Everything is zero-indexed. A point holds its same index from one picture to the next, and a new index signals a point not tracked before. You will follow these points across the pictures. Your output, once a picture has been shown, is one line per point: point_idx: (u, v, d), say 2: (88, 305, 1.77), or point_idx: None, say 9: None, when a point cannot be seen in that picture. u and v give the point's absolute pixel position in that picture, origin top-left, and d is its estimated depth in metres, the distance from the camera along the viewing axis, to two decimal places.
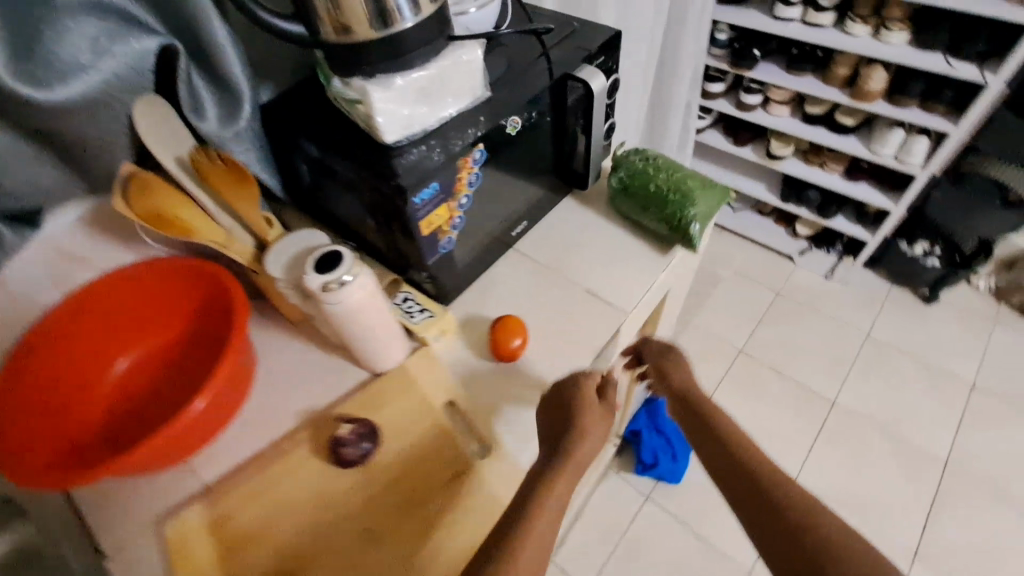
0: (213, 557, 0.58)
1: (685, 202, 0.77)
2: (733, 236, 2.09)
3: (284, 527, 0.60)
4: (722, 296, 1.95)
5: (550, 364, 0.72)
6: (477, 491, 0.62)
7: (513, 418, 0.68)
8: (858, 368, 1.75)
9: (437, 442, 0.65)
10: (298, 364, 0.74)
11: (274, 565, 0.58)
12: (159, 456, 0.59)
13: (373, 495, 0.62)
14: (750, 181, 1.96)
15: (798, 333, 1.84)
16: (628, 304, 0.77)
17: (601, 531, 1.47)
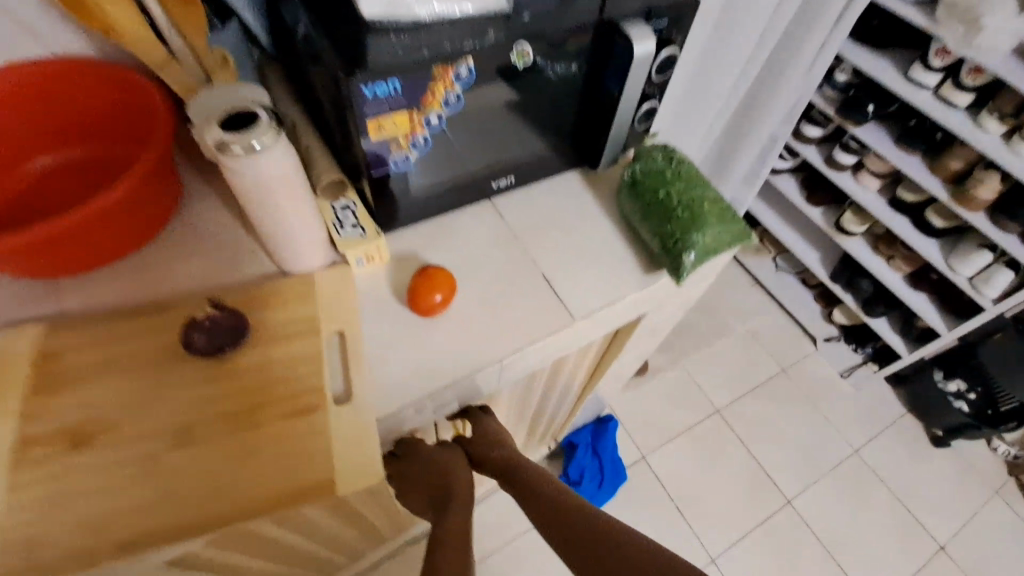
0: (17, 385, 0.52)
1: (692, 224, 0.65)
2: (764, 295, 1.93)
3: (101, 389, 0.53)
4: (724, 350, 1.82)
5: (463, 337, 0.63)
6: (315, 435, 0.52)
7: (395, 376, 0.59)
8: (830, 478, 1.60)
9: (304, 364, 0.56)
10: (214, 231, 0.66)
11: (70, 423, 0.51)
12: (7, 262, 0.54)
13: (207, 395, 0.53)
14: (806, 245, 1.77)
15: (784, 418, 1.70)
16: (578, 309, 0.67)
17: (497, 519, 1.45)
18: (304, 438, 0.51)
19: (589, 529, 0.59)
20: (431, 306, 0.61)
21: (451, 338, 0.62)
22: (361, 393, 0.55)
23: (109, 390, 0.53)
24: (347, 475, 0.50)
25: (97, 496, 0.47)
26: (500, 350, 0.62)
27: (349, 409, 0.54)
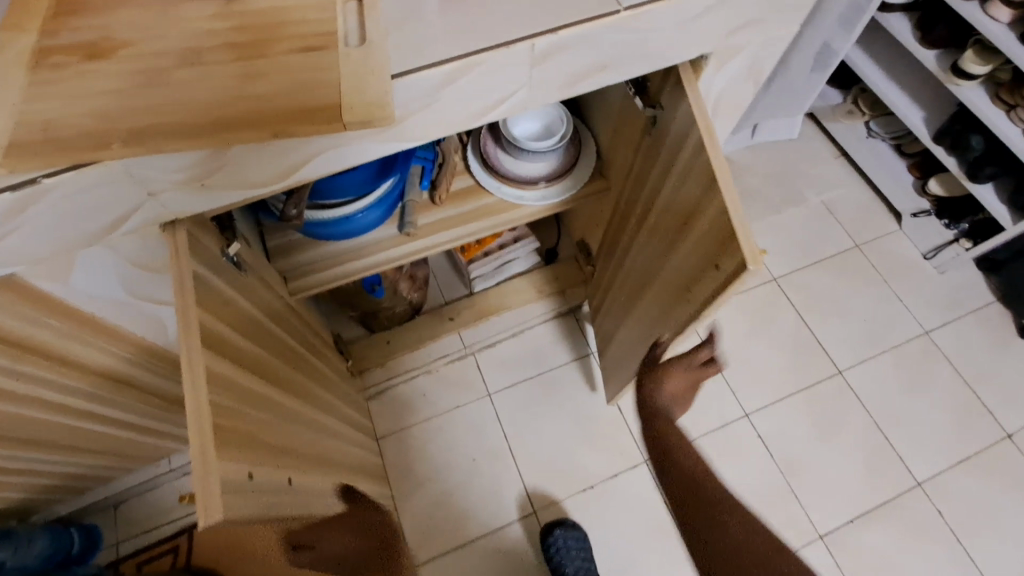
0: (40, 8, 0.51)
1: None
2: (847, 167, 1.71)
3: (117, 15, 0.50)
4: (792, 220, 1.66)
5: (489, 15, 0.55)
6: (319, 69, 0.48)
7: (409, 40, 0.53)
8: (891, 356, 1.48)
9: (310, 7, 0.51)
10: None
11: (83, 41, 0.49)
12: None
13: (212, 27, 0.50)
14: (910, 101, 1.52)
15: (849, 293, 1.56)
16: None
17: (527, 355, 1.44)
18: (308, 69, 0.48)
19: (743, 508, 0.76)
20: None
21: (477, 13, 0.55)
22: (376, 38, 0.50)
23: (124, 16, 0.51)
24: (354, 104, 0.47)
25: (105, 96, 0.46)
26: (528, 30, 0.55)
27: (360, 51, 0.49)
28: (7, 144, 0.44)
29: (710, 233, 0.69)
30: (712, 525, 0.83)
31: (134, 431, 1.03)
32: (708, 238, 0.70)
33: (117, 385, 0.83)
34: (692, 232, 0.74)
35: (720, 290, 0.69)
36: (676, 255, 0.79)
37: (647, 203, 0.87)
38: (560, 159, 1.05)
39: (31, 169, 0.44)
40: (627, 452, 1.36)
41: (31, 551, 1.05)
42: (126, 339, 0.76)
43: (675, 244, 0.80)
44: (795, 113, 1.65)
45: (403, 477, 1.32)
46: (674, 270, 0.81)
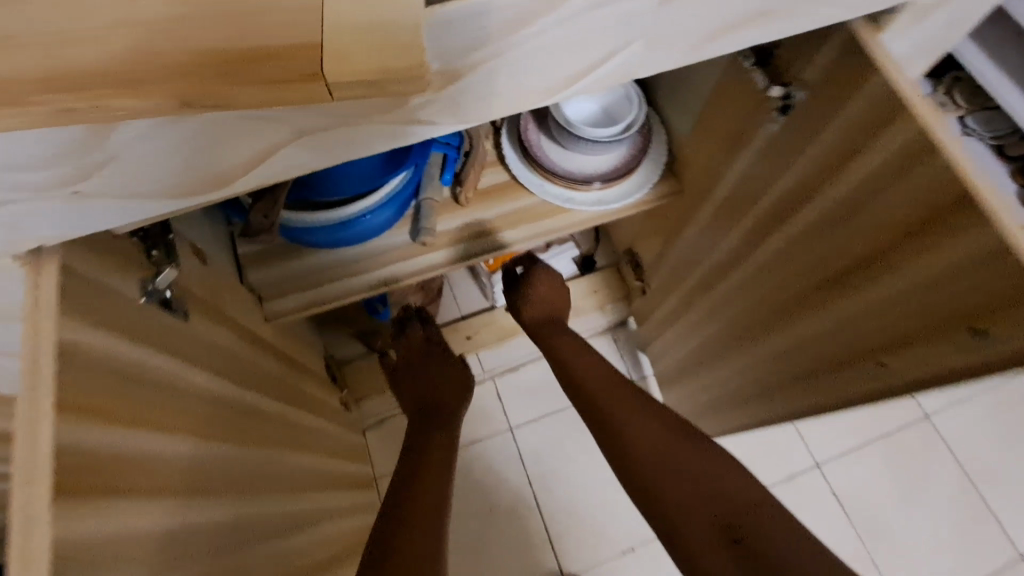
0: None
1: None
2: None
3: None
4: None
5: None
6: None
7: None
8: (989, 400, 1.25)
9: None
10: None
11: None
12: None
13: None
14: None
15: None
16: None
17: None
18: None
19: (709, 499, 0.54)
20: None
21: None
22: None
23: None
24: None
25: None
26: None
27: None
28: None
29: (958, 280, 0.45)
30: (637, 448, 0.63)
31: None
32: (953, 287, 0.45)
33: None
34: (905, 271, 0.48)
35: (971, 367, 0.47)
36: (854, 296, 0.55)
37: (774, 211, 0.62)
38: (624, 153, 0.81)
39: None
40: None
41: None
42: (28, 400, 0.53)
43: (849, 281, 0.54)
44: None
45: None
46: (861, 319, 0.55)
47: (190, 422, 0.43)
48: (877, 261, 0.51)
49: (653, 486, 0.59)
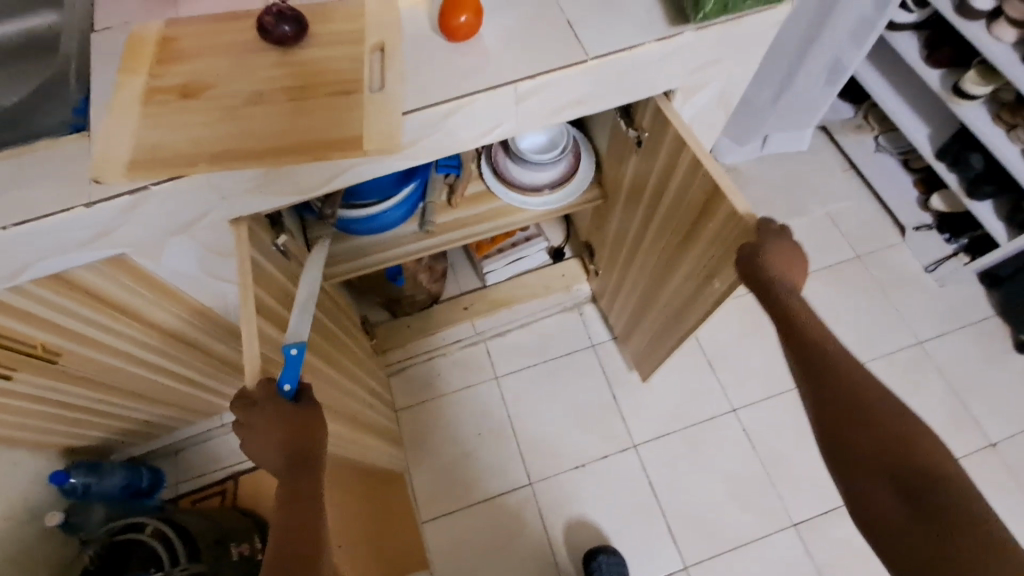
0: (146, 57, 0.68)
1: None
2: (856, 178, 1.77)
3: (202, 63, 0.67)
4: (797, 228, 1.73)
5: (480, 61, 0.69)
6: (349, 109, 0.64)
7: (421, 81, 0.68)
8: (883, 362, 1.55)
9: (348, 60, 0.67)
10: None
11: (177, 83, 0.66)
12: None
13: (273, 73, 0.66)
14: (914, 117, 1.57)
15: (846, 301, 1.63)
16: (594, 48, 0.70)
17: (536, 344, 1.58)
18: (340, 109, 0.64)
19: (864, 459, 0.67)
20: (455, 22, 0.68)
21: (475, 59, 0.69)
22: (393, 85, 0.65)
23: (207, 65, 0.67)
24: (373, 138, 0.62)
25: (196, 128, 0.63)
26: (514, 76, 0.69)
27: (382, 97, 0.65)
28: (127, 163, 0.61)
29: (724, 228, 0.78)
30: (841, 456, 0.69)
31: (192, 387, 1.22)
32: (723, 231, 0.78)
33: (178, 344, 1.02)
34: (707, 223, 0.82)
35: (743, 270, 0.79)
36: (694, 243, 0.88)
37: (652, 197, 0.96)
38: (563, 169, 1.19)
39: (144, 180, 0.61)
40: (620, 437, 1.49)
41: (111, 481, 1.27)
42: (188, 307, 0.93)
43: (690, 236, 0.88)
44: (804, 126, 1.73)
45: (420, 445, 1.48)
46: (706, 252, 0.86)
47: (279, 313, 0.80)
48: (699, 219, 0.84)
49: (856, 457, 0.67)
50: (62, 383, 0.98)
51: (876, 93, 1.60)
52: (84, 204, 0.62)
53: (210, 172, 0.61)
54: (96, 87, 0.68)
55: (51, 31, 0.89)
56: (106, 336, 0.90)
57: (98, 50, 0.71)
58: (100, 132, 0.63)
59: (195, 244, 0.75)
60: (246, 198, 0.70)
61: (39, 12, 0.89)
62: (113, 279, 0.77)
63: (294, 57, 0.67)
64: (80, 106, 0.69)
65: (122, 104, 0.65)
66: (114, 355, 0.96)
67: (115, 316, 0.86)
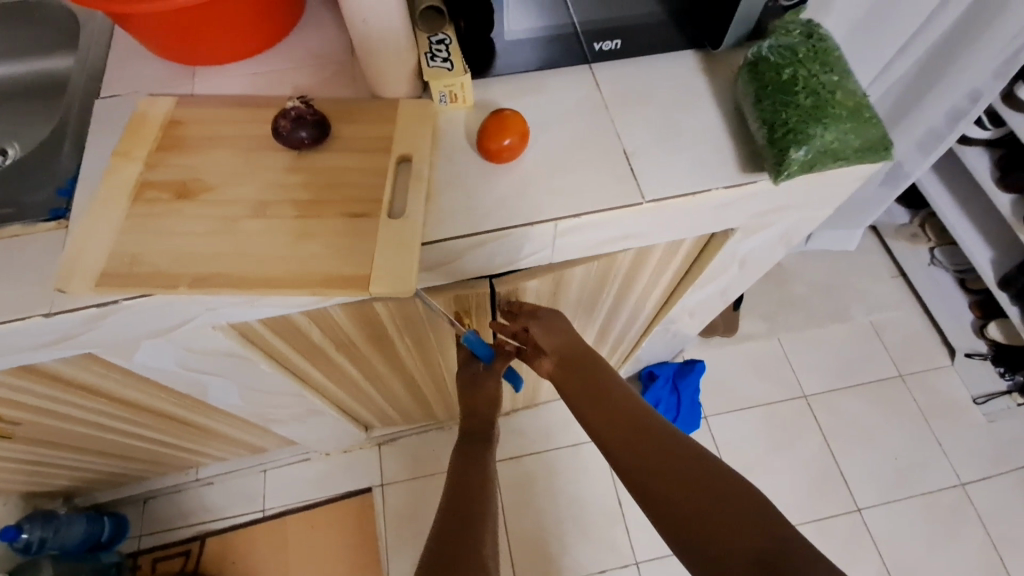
0: (147, 141, 0.61)
1: (810, 114, 0.55)
2: (905, 288, 1.64)
3: (206, 155, 0.60)
4: (836, 335, 1.61)
5: (519, 188, 0.61)
6: (361, 236, 0.55)
7: (449, 206, 0.60)
8: (919, 501, 1.41)
9: (369, 174, 0.59)
10: (319, 47, 0.70)
11: (175, 179, 0.58)
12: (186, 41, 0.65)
13: (285, 180, 0.58)
14: (976, 237, 1.45)
15: (884, 425, 1.49)
16: (650, 189, 0.61)
17: (541, 429, 1.47)
18: (350, 236, 0.55)
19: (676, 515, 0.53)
20: (497, 142, 0.59)
21: (512, 186, 0.61)
22: (413, 211, 0.57)
23: (210, 158, 0.60)
24: (382, 277, 0.53)
25: (185, 242, 0.54)
26: (554, 211, 0.60)
27: (399, 223, 0.56)
28: (98, 275, 0.53)
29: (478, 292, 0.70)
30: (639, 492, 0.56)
31: (165, 447, 1.13)
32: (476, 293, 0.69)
33: (155, 416, 0.94)
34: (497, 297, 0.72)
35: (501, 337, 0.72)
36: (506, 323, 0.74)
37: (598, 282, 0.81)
38: None
39: (113, 295, 0.53)
40: (619, 548, 1.36)
41: (71, 532, 1.19)
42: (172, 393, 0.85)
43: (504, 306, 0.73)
44: (855, 227, 1.61)
45: (405, 526, 1.36)
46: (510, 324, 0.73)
47: None
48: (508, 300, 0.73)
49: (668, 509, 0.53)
50: (23, 445, 0.90)
51: (938, 205, 1.49)
52: (43, 313, 0.54)
53: (193, 294, 0.53)
54: (87, 170, 0.61)
55: (65, 75, 0.83)
56: (71, 410, 0.82)
57: (100, 122, 0.64)
58: (79, 229, 0.55)
59: (173, 346, 0.66)
60: (237, 312, 0.61)
61: (56, 55, 0.83)
62: (80, 367, 0.69)
63: (306, 163, 0.59)
64: (67, 186, 0.62)
65: (108, 197, 0.57)
66: (86, 424, 0.88)
67: (82, 395, 0.78)
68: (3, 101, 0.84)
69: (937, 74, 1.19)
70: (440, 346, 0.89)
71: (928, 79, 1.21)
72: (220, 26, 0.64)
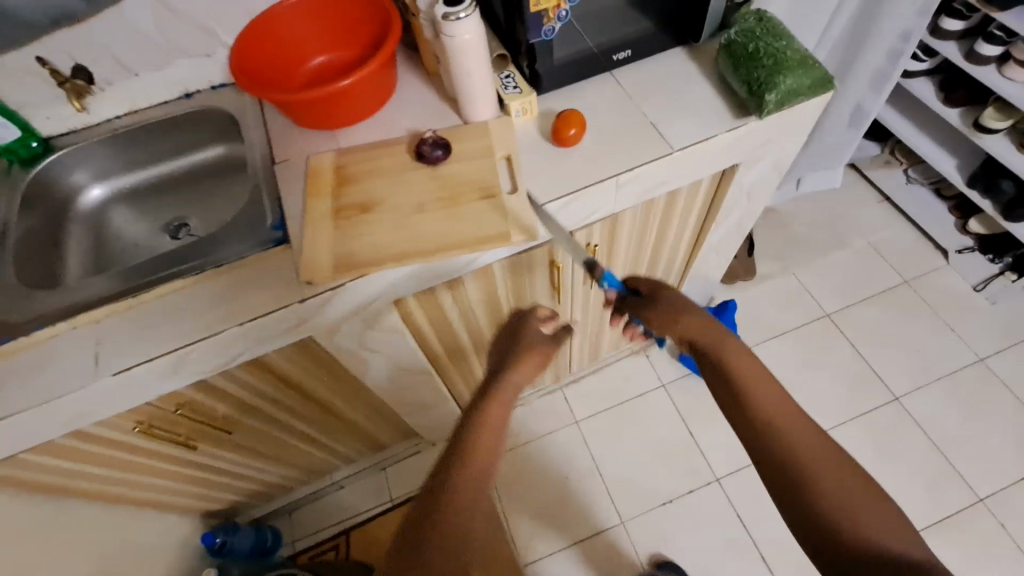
0: (326, 180, 0.88)
1: (774, 70, 0.81)
2: (891, 209, 1.89)
3: (371, 181, 0.86)
4: (842, 260, 1.84)
5: (587, 160, 0.87)
6: (496, 210, 0.82)
7: (543, 182, 0.86)
8: (947, 382, 1.62)
9: (486, 170, 0.85)
10: (417, 99, 0.98)
11: (357, 200, 0.85)
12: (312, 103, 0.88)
13: (430, 185, 0.85)
14: (940, 150, 1.71)
15: (901, 325, 1.71)
16: (678, 144, 0.87)
17: (609, 389, 1.70)
18: (489, 210, 0.81)
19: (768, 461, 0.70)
20: (567, 133, 0.86)
21: (581, 161, 0.87)
22: (525, 188, 0.84)
23: (374, 183, 0.86)
24: (520, 231, 0.79)
25: (380, 238, 0.81)
26: (615, 171, 0.86)
27: (518, 197, 0.83)
28: (332, 267, 0.79)
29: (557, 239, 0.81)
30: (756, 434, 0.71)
31: (316, 449, 1.36)
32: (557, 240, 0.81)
33: (321, 413, 1.18)
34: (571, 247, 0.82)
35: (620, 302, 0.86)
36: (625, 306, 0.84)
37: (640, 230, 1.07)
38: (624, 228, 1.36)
39: (344, 278, 0.78)
40: (700, 471, 1.57)
41: (246, 534, 1.43)
42: (345, 389, 1.09)
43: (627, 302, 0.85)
44: (835, 165, 1.86)
45: (515, 490, 1.58)
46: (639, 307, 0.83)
47: None
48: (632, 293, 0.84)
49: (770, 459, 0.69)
50: (226, 451, 1.14)
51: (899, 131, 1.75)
52: (297, 300, 0.79)
53: (395, 268, 0.79)
54: (290, 209, 0.87)
55: (223, 159, 1.11)
56: (270, 407, 1.06)
57: (285, 177, 0.91)
58: (305, 244, 0.81)
59: (361, 328, 0.90)
60: (411, 288, 0.87)
61: (213, 146, 1.11)
62: (293, 360, 0.93)
63: (440, 172, 0.85)
64: (277, 223, 0.88)
65: (316, 222, 0.83)
66: (273, 423, 1.12)
67: (283, 390, 1.01)
68: (177, 188, 1.11)
69: (870, 24, 1.46)
70: (529, 303, 1.14)
71: (865, 29, 1.48)
72: (342, 98, 0.90)
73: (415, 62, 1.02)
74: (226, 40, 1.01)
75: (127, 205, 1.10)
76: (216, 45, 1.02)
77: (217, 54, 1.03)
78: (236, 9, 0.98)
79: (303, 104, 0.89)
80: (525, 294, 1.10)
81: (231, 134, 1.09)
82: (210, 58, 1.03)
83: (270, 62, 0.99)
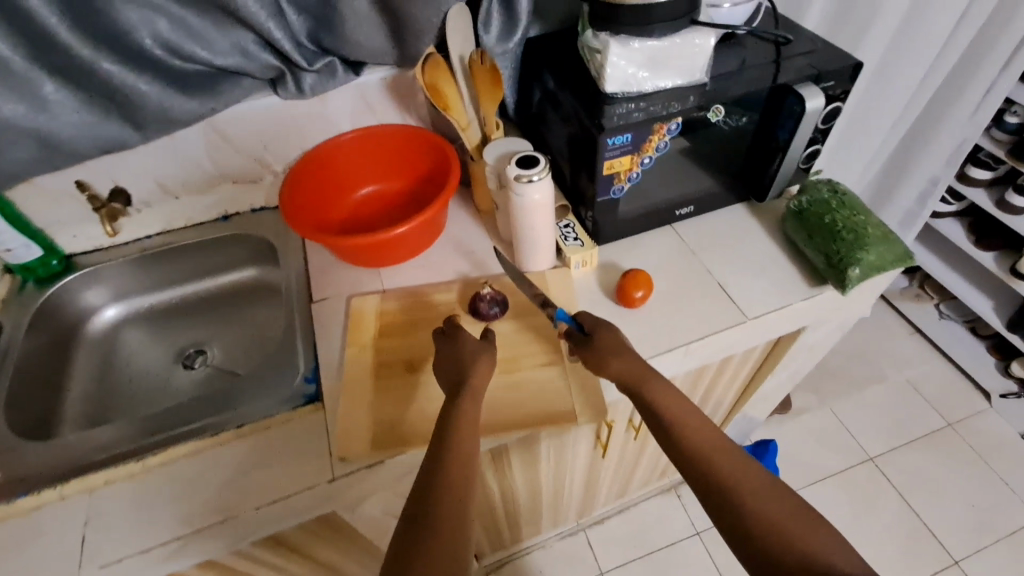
0: (369, 328, 0.81)
1: (856, 245, 0.77)
2: (926, 344, 1.83)
3: (419, 334, 0.79)
4: (879, 396, 1.75)
5: (652, 323, 0.80)
6: (558, 382, 0.75)
7: None
8: (1010, 545, 1.46)
9: (545, 331, 0.79)
10: (468, 238, 0.94)
11: (403, 357, 0.77)
12: (368, 249, 0.84)
13: None
14: (974, 290, 1.68)
15: (951, 474, 1.58)
16: (750, 311, 0.80)
17: (637, 533, 1.54)
18: (552, 380, 0.74)
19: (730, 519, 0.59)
20: (634, 295, 0.80)
21: (646, 325, 0.80)
22: None
23: (423, 336, 0.79)
24: (587, 409, 0.71)
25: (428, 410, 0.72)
26: (684, 338, 0.79)
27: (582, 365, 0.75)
28: (372, 440, 0.69)
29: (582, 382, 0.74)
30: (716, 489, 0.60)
31: None
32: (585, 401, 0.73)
33: None
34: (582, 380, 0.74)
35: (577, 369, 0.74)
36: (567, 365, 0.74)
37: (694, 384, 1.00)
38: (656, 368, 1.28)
39: (386, 456, 0.68)
40: None
41: None
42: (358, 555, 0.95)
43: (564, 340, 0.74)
44: None
45: None
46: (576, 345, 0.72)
47: None
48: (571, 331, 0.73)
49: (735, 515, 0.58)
50: None
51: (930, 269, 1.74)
52: (327, 480, 0.68)
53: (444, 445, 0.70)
54: (325, 359, 0.79)
55: (253, 283, 1.05)
56: None
57: (322, 318, 0.84)
58: (341, 409, 0.72)
59: (391, 497, 0.78)
60: None
61: (245, 269, 1.06)
62: (308, 533, 0.80)
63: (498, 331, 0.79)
64: (309, 375, 0.78)
65: (355, 381, 0.75)
66: None
67: (287, 560, 0.87)
68: (199, 311, 1.04)
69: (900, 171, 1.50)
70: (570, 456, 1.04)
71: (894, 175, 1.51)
72: (397, 245, 0.86)
73: (466, 199, 0.99)
74: (274, 166, 0.99)
75: (141, 328, 1.03)
76: (263, 170, 1.00)
77: (263, 179, 1.01)
78: (289, 139, 0.97)
79: (356, 250, 0.84)
80: (568, 446, 0.99)
81: (267, 260, 1.04)
82: (255, 182, 1.01)
83: (319, 192, 0.97)
